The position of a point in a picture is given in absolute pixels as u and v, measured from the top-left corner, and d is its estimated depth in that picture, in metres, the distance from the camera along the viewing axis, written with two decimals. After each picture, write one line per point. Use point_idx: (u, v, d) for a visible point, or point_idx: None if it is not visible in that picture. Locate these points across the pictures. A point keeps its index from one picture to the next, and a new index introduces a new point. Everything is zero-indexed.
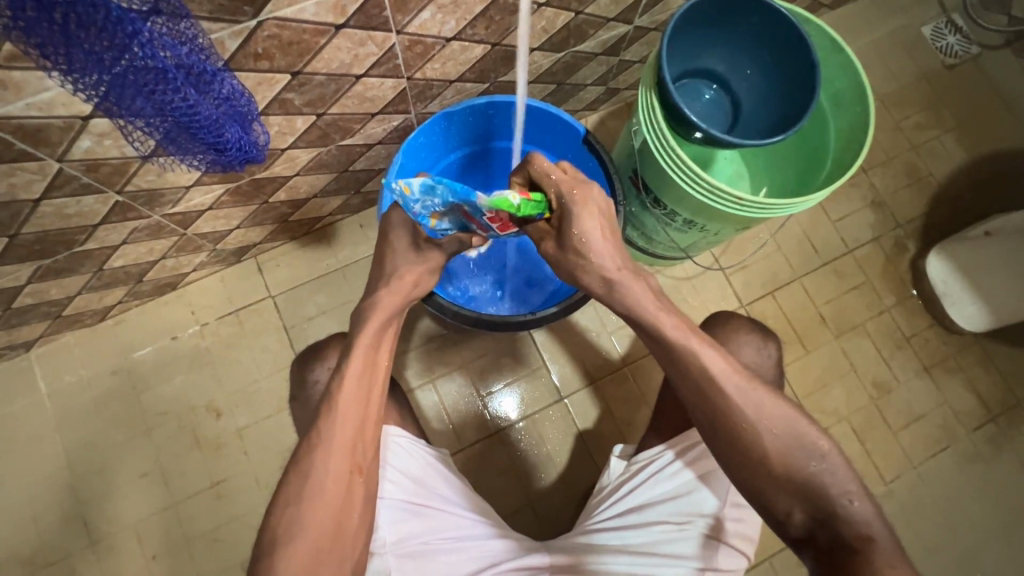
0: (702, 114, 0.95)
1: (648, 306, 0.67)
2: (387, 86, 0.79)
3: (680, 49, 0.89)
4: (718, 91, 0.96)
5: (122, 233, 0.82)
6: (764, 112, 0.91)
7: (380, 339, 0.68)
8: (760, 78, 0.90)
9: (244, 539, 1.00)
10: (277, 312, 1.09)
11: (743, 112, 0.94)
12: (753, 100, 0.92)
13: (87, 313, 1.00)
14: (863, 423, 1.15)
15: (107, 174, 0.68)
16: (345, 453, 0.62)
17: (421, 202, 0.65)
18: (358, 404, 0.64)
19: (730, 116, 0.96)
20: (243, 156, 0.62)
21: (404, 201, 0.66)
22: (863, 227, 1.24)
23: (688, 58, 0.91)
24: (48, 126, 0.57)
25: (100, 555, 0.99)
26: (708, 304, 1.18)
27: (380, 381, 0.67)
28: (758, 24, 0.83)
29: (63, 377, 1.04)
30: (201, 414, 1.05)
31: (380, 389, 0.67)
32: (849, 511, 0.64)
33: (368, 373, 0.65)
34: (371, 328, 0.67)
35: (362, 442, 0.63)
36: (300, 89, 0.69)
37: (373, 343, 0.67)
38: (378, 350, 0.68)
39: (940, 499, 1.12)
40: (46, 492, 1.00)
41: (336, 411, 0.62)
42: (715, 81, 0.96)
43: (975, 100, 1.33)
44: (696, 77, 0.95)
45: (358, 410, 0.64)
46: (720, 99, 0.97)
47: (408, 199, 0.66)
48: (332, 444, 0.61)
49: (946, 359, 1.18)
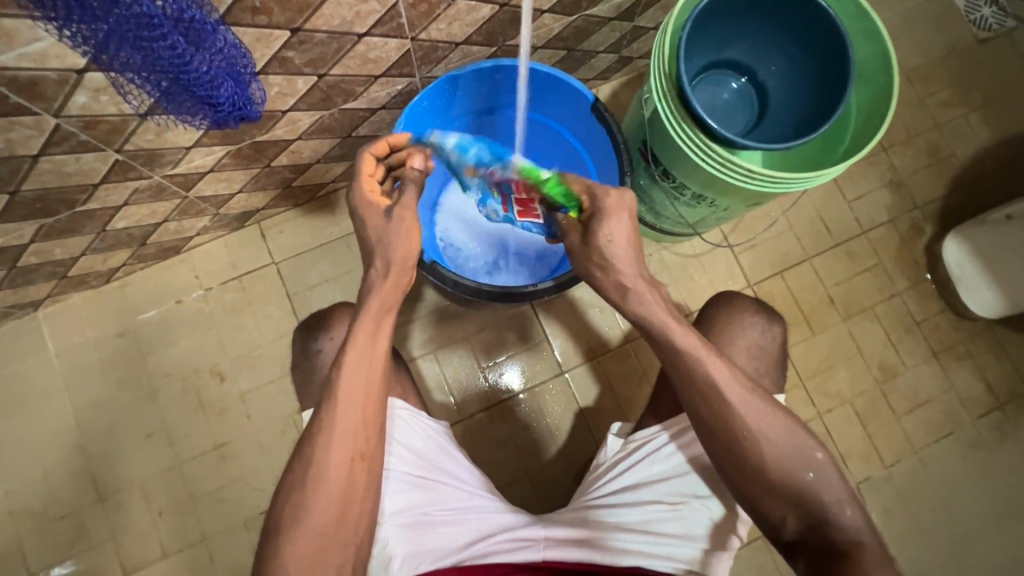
0: (727, 104, 0.91)
1: (659, 316, 0.66)
2: (391, 46, 0.76)
3: (708, 37, 0.85)
4: (745, 81, 0.92)
5: (123, 193, 0.81)
6: (792, 97, 0.87)
7: (381, 323, 0.65)
8: (789, 67, 0.85)
9: (248, 500, 1.03)
10: (280, 278, 1.09)
11: (771, 99, 0.90)
12: (781, 90, 0.88)
13: (92, 274, 1.01)
14: (867, 407, 1.13)
15: (105, 132, 0.67)
16: (350, 436, 0.62)
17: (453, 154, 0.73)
18: (360, 389, 0.63)
19: (757, 105, 0.91)
20: (238, 114, 0.62)
21: (438, 150, 0.75)
22: (879, 208, 1.21)
23: (715, 47, 0.87)
24: (44, 79, 0.55)
25: (109, 510, 1.01)
26: (715, 282, 1.16)
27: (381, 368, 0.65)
28: (788, 9, 0.78)
29: (70, 337, 1.05)
30: (206, 377, 1.06)
31: (382, 376, 0.65)
32: (840, 519, 0.64)
33: (368, 360, 0.63)
34: (370, 313, 0.64)
35: (366, 434, 0.63)
36: (300, 47, 0.67)
37: (372, 331, 0.64)
38: (376, 337, 0.64)
39: (939, 486, 1.11)
40: (56, 448, 1.02)
41: (336, 401, 0.62)
42: (742, 73, 0.91)
43: (1004, 76, 1.29)
44: (723, 66, 0.91)
45: (360, 400, 0.62)
46: (748, 89, 0.92)
47: (440, 151, 0.74)
48: (334, 433, 0.61)
49: (957, 345, 1.16)
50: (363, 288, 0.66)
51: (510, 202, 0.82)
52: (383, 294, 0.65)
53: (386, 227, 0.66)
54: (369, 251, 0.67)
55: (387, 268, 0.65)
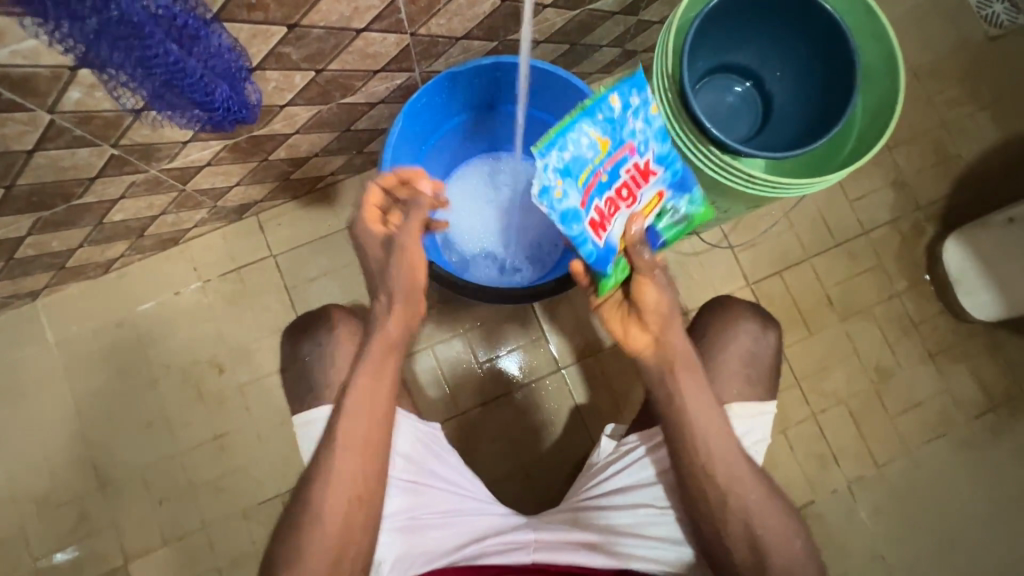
0: (732, 109, 0.89)
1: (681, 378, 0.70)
2: (390, 41, 0.75)
3: (713, 40, 0.82)
4: (751, 86, 0.89)
5: (120, 187, 0.81)
6: (799, 102, 0.84)
7: (382, 365, 0.68)
8: (795, 70, 0.83)
9: (247, 489, 1.04)
10: (278, 271, 1.09)
11: (777, 104, 0.87)
12: (786, 94, 0.86)
13: (90, 265, 1.01)
14: (862, 407, 1.14)
15: (101, 127, 0.66)
16: (348, 480, 0.66)
17: (643, 126, 0.65)
18: (357, 436, 0.67)
19: (763, 110, 0.89)
20: (232, 116, 0.64)
21: (634, 106, 0.64)
22: (881, 208, 1.20)
23: (720, 51, 0.85)
24: (37, 75, 0.55)
25: (110, 498, 1.03)
26: (714, 281, 1.16)
27: (381, 408, 0.68)
28: (795, 11, 0.77)
29: (70, 327, 1.06)
30: (205, 369, 1.07)
31: (382, 416, 0.68)
32: None
33: (369, 403, 0.67)
34: (374, 353, 0.68)
35: (363, 477, 0.66)
36: (297, 43, 0.66)
37: (374, 373, 0.68)
38: (378, 379, 0.68)
39: (930, 486, 1.12)
40: (57, 436, 1.04)
41: (336, 448, 0.66)
42: (747, 77, 0.89)
43: (1014, 74, 1.27)
44: (728, 70, 0.89)
45: (360, 445, 0.67)
46: (753, 93, 0.89)
47: (646, 112, 0.64)
48: (332, 478, 0.66)
49: (954, 346, 1.16)
50: (369, 326, 0.69)
51: (593, 204, 0.62)
52: (387, 334, 0.68)
53: (385, 264, 0.68)
54: (374, 286, 0.70)
55: (389, 307, 0.68)
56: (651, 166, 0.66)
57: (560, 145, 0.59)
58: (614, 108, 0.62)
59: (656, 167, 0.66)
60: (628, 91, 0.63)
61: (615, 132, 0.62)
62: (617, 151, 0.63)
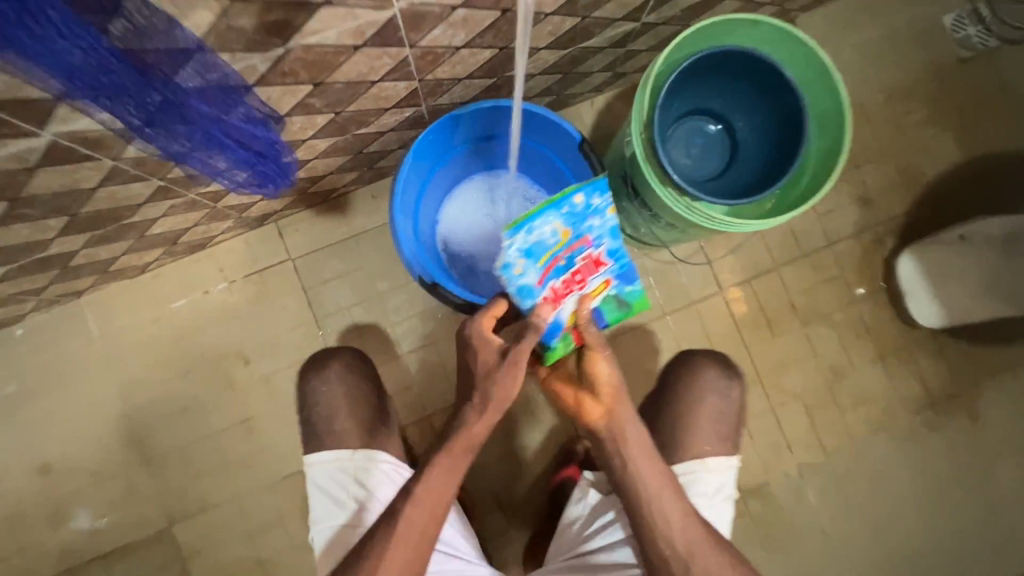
0: (703, 148, 1.00)
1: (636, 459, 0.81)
2: (401, 86, 0.85)
3: (685, 90, 0.94)
4: (722, 128, 1.00)
5: (161, 208, 0.92)
6: (761, 145, 0.95)
7: (454, 469, 0.80)
8: (759, 118, 0.94)
9: (272, 465, 1.19)
10: (296, 273, 1.21)
11: (744, 145, 0.98)
12: (752, 137, 0.96)
13: (129, 268, 1.12)
14: (816, 402, 1.28)
15: (152, 167, 0.77)
16: (395, 565, 0.78)
17: (597, 227, 0.83)
18: (412, 529, 0.79)
19: (732, 149, 1.00)
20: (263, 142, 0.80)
21: (590, 207, 0.82)
22: (847, 222, 1.31)
23: (693, 99, 0.96)
24: (108, 134, 0.66)
25: (152, 470, 1.18)
26: (690, 287, 1.29)
27: (443, 506, 0.80)
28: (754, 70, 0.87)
29: (111, 321, 1.18)
30: (232, 360, 1.20)
31: (439, 514, 0.80)
32: None
33: (433, 502, 0.79)
34: (454, 451, 0.79)
35: (410, 562, 0.79)
36: (321, 95, 0.76)
37: (448, 474, 0.80)
38: (448, 481, 0.80)
39: (871, 471, 1.28)
40: (104, 417, 1.18)
41: (394, 536, 0.79)
42: (719, 120, 1.00)
43: (980, 95, 1.36)
44: (702, 113, 1.00)
45: (416, 536, 0.79)
46: (725, 135, 1.00)
47: (601, 215, 0.82)
48: (384, 561, 0.78)
49: (902, 349, 1.30)
50: (456, 423, 0.80)
51: (549, 283, 0.82)
52: (473, 433, 0.79)
53: (486, 370, 0.78)
54: (469, 386, 0.80)
55: (473, 418, 0.79)
56: (602, 259, 0.84)
57: (527, 229, 0.79)
58: (578, 210, 0.81)
59: (604, 259, 0.84)
60: (592, 200, 0.81)
61: (575, 228, 0.81)
62: (575, 242, 0.82)
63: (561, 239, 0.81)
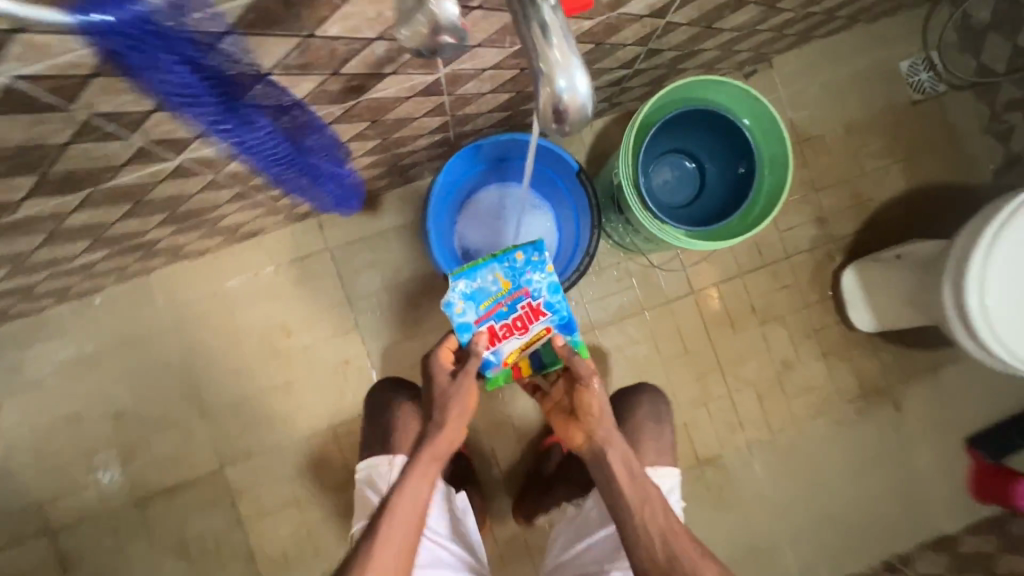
0: (679, 180, 1.25)
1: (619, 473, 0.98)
2: (436, 119, 1.06)
3: (666, 134, 1.20)
4: (697, 166, 1.24)
5: (236, 206, 1.13)
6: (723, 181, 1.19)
7: (423, 476, 0.99)
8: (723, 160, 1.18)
9: (309, 421, 1.42)
10: (333, 261, 1.42)
11: (711, 180, 1.22)
12: (717, 174, 1.21)
13: (195, 251, 1.33)
14: (767, 389, 1.52)
15: (241, 178, 0.99)
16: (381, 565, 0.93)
17: (535, 280, 1.01)
18: (394, 533, 0.95)
19: (703, 183, 1.23)
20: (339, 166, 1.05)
21: (531, 264, 1.01)
22: (804, 238, 1.53)
23: (673, 141, 1.22)
24: (218, 158, 0.87)
25: (208, 421, 1.41)
26: (667, 288, 1.51)
27: (419, 508, 0.98)
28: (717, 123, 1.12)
29: (176, 294, 1.40)
30: (277, 332, 1.42)
31: (415, 516, 0.97)
32: None
33: (410, 505, 0.97)
34: (423, 460, 0.99)
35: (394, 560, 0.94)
36: (375, 128, 0.97)
37: (419, 481, 0.99)
38: (421, 486, 0.98)
39: (809, 448, 1.52)
40: (169, 375, 1.40)
41: (379, 540, 0.95)
42: (695, 160, 1.24)
43: (928, 133, 1.56)
44: (681, 153, 1.24)
45: (397, 540, 0.95)
46: (699, 171, 1.24)
47: (540, 272, 1.01)
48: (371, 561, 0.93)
49: (843, 349, 1.53)
50: (423, 439, 1.01)
51: (489, 322, 1.00)
52: (438, 442, 1.00)
53: (447, 390, 1.00)
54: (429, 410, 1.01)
55: (436, 430, 1.00)
56: (537, 308, 1.00)
57: (470, 277, 1.00)
58: (522, 266, 1.01)
59: (545, 310, 1.00)
60: (531, 254, 1.01)
61: (517, 282, 1.00)
62: (516, 291, 1.00)
63: (500, 288, 1.00)
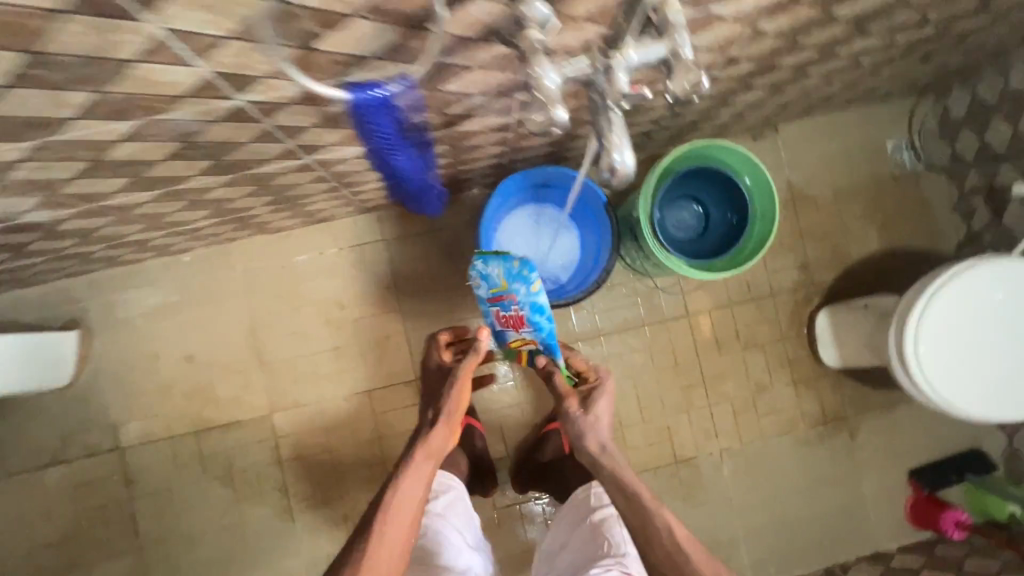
0: (687, 220, 1.50)
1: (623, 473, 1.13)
2: (497, 147, 1.32)
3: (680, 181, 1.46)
4: (702, 210, 1.49)
5: (325, 196, 1.39)
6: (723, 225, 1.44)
7: (420, 475, 1.14)
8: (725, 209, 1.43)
9: (349, 382, 1.66)
10: (387, 250, 1.68)
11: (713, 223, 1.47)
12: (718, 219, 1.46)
13: (276, 228, 1.59)
14: (742, 406, 1.76)
15: (341, 175, 1.24)
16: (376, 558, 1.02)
17: (524, 290, 1.16)
18: (392, 530, 1.06)
19: (707, 225, 1.48)
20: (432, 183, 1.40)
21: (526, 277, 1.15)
22: (787, 280, 1.78)
23: (685, 187, 1.48)
24: (334, 160, 1.13)
25: (264, 372, 1.65)
26: (666, 308, 1.76)
27: (413, 507, 1.10)
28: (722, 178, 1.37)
29: (253, 262, 1.65)
30: (332, 304, 1.67)
31: (409, 515, 1.09)
32: None
33: (407, 501, 1.10)
34: (419, 457, 1.16)
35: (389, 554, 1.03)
36: (452, 150, 1.23)
37: (416, 478, 1.14)
38: (416, 485, 1.13)
39: (773, 461, 1.76)
40: (237, 329, 1.65)
41: (376, 533, 1.05)
42: (702, 205, 1.49)
43: (903, 204, 1.82)
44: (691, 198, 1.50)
45: (392, 534, 1.05)
46: (705, 215, 1.49)
47: (532, 289, 1.14)
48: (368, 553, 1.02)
49: (811, 379, 1.78)
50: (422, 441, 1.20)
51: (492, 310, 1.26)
52: (434, 443, 1.19)
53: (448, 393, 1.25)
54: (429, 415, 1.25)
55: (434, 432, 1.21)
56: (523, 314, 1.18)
57: (486, 263, 1.22)
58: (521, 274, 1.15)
59: (528, 322, 1.19)
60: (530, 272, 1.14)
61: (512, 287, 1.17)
62: (508, 292, 1.19)
63: (501, 286, 1.20)
